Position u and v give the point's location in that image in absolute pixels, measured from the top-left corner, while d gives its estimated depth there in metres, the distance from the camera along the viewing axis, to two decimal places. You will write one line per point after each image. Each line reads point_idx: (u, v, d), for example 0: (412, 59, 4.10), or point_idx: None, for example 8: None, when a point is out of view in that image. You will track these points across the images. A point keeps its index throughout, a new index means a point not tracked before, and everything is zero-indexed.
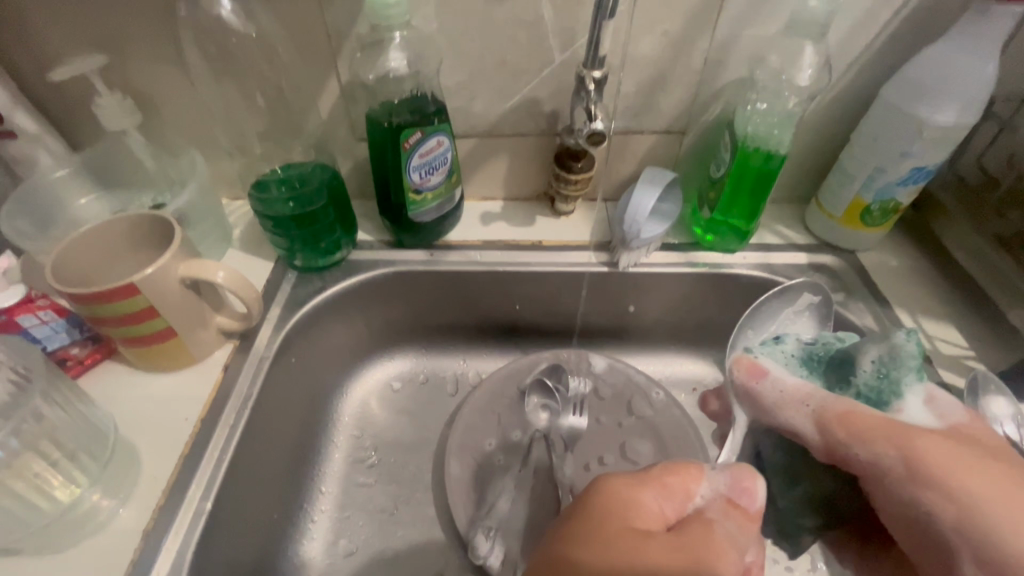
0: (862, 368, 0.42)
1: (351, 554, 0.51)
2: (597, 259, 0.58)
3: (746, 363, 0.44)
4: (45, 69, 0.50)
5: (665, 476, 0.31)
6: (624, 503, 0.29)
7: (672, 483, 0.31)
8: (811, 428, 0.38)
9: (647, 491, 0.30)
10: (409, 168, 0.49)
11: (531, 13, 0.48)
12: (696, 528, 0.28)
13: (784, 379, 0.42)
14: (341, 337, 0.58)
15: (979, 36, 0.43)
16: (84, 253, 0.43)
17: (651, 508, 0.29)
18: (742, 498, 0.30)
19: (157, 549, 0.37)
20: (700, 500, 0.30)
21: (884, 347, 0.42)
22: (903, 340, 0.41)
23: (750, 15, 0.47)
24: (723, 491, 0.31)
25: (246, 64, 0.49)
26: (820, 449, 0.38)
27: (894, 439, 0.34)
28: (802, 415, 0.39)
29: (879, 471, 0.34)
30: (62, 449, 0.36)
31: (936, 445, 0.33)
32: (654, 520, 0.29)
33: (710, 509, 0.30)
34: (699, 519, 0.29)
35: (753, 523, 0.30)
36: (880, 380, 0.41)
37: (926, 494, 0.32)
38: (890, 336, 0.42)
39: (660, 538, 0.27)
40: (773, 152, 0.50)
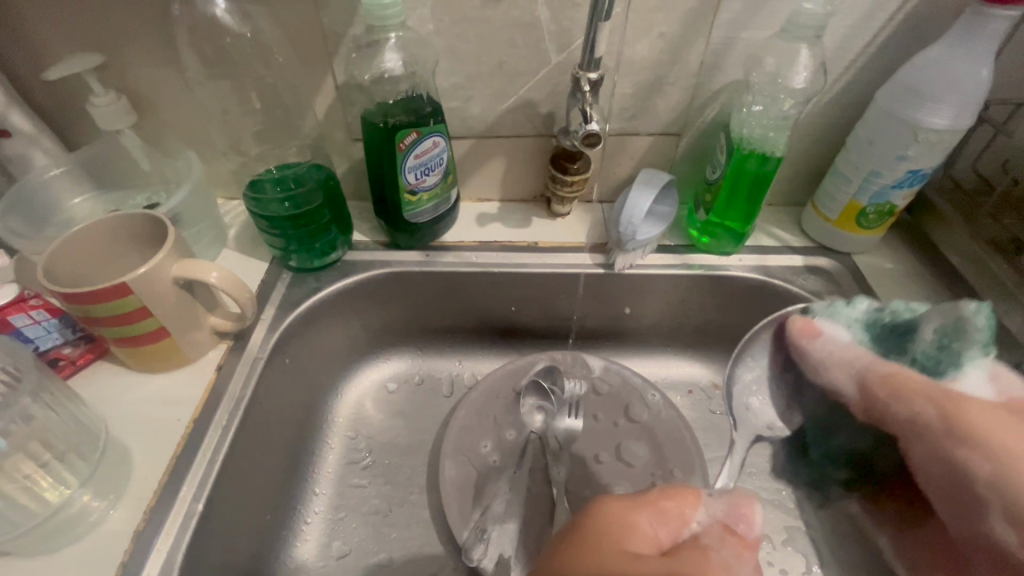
0: (922, 335, 0.38)
1: (344, 556, 0.50)
2: (593, 261, 0.58)
3: (801, 321, 0.40)
4: (40, 68, 0.50)
5: (662, 500, 0.30)
6: (618, 528, 0.29)
7: (666, 507, 0.30)
8: (861, 391, 0.37)
9: (642, 515, 0.29)
10: (404, 169, 0.49)
11: (527, 14, 0.48)
12: (690, 551, 0.27)
13: (836, 340, 0.39)
14: (336, 338, 0.58)
15: (973, 40, 0.43)
16: (77, 253, 0.43)
17: (645, 533, 0.29)
18: (740, 524, 0.30)
19: (148, 549, 0.37)
20: (698, 526, 0.29)
21: (950, 315, 0.37)
22: (973, 312, 0.36)
23: (747, 18, 0.48)
24: (720, 516, 0.30)
25: (242, 65, 0.49)
26: (861, 408, 0.37)
27: (931, 396, 0.33)
28: (853, 378, 0.37)
29: (915, 427, 0.33)
30: (52, 450, 0.36)
31: (978, 402, 0.31)
32: (647, 545, 0.28)
33: (706, 536, 0.29)
34: (694, 543, 0.28)
35: (752, 551, 0.29)
36: (941, 351, 0.37)
37: (963, 450, 0.30)
38: (955, 307, 0.37)
39: (652, 562, 0.26)
40: (769, 154, 0.49)
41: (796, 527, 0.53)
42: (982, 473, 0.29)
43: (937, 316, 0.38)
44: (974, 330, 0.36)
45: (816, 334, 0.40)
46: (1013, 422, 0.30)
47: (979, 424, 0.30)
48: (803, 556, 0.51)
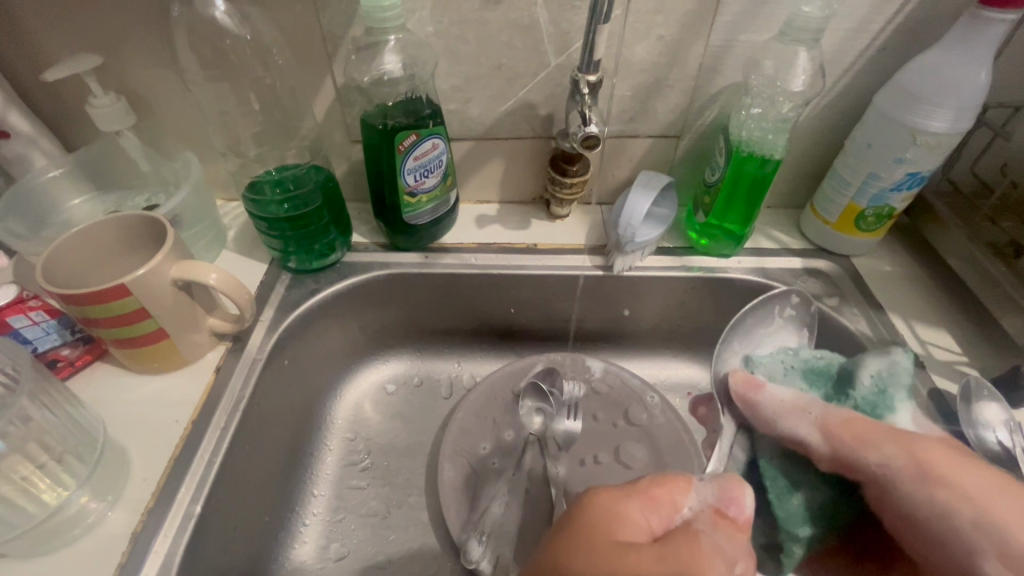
0: (860, 379, 0.45)
1: (343, 557, 0.50)
2: (592, 263, 0.58)
3: (742, 376, 0.47)
4: (39, 69, 0.50)
5: (652, 488, 0.30)
6: (609, 517, 0.29)
7: (657, 495, 0.30)
8: (823, 437, 0.39)
9: (632, 503, 0.29)
10: (404, 171, 0.49)
11: (526, 16, 0.48)
12: (681, 538, 0.27)
13: (777, 391, 0.45)
14: (335, 339, 0.58)
15: (971, 44, 0.44)
16: (76, 255, 0.43)
17: (637, 522, 0.29)
18: (730, 508, 0.29)
19: (147, 552, 0.37)
20: (689, 511, 0.29)
21: (880, 363, 0.45)
22: (900, 357, 0.45)
23: (746, 20, 0.48)
24: (711, 501, 0.30)
25: (242, 66, 0.49)
26: (827, 458, 0.39)
27: (894, 439, 0.36)
28: (807, 424, 0.41)
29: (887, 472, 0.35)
30: (50, 452, 0.36)
31: (931, 443, 0.34)
32: (639, 533, 0.28)
33: (698, 521, 0.29)
34: (686, 529, 0.28)
35: (743, 534, 0.29)
36: (879, 393, 0.44)
37: (940, 494, 0.32)
38: (873, 359, 0.46)
39: (643, 552, 0.26)
40: (768, 157, 0.50)
41: None
42: (962, 518, 0.31)
43: (869, 366, 0.45)
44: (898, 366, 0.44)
45: (758, 387, 0.46)
46: (979, 469, 0.32)
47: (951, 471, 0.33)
48: None
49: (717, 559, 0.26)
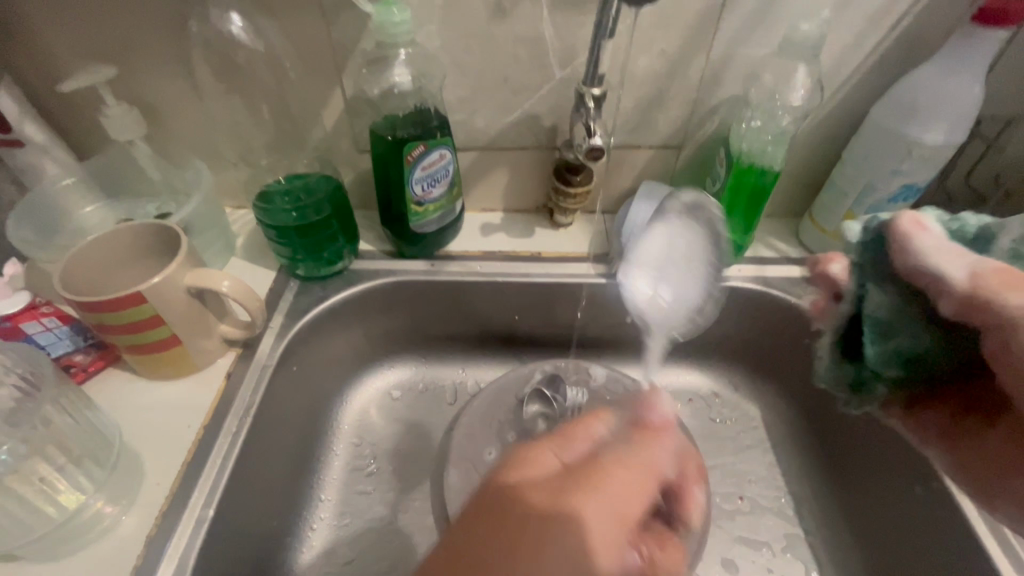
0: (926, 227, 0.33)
1: (350, 562, 0.51)
2: (595, 271, 0.59)
3: (911, 217, 0.31)
4: (54, 80, 0.51)
5: (572, 430, 0.33)
6: (523, 459, 0.31)
7: (572, 432, 0.32)
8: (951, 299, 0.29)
9: (551, 450, 0.31)
10: (412, 181, 0.50)
11: (532, 31, 0.49)
12: (596, 463, 0.30)
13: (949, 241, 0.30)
14: (342, 346, 0.59)
15: (964, 59, 0.45)
16: (91, 262, 0.43)
17: (549, 461, 0.31)
18: (647, 416, 0.33)
19: (160, 554, 0.37)
20: (606, 433, 0.32)
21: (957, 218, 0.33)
22: None
23: (745, 35, 0.49)
24: (626, 421, 0.33)
25: (254, 78, 0.50)
26: (952, 303, 0.29)
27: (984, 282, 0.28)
28: (943, 277, 0.29)
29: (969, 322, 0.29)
30: (68, 455, 0.37)
31: None
32: (552, 467, 0.30)
33: (614, 442, 0.31)
34: (602, 451, 0.31)
35: (662, 434, 0.32)
36: None
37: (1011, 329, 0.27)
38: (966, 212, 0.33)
39: (564, 481, 0.29)
40: (767, 169, 0.51)
41: (794, 533, 0.54)
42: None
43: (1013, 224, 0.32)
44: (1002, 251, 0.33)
45: (925, 227, 0.30)
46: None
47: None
48: (803, 562, 0.52)
49: (631, 470, 0.30)
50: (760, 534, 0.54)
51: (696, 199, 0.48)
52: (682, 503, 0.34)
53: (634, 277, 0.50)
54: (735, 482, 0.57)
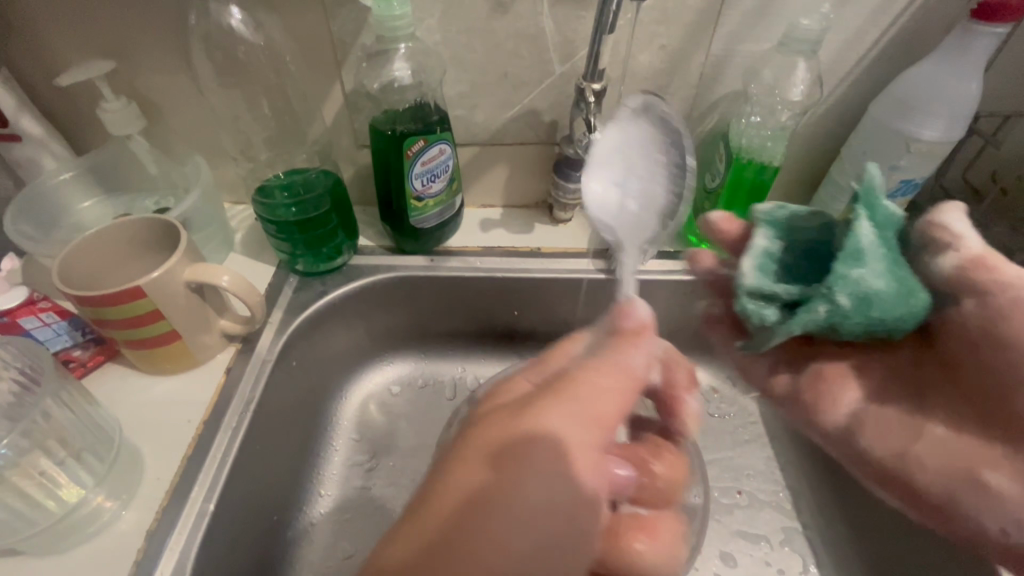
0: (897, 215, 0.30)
1: (350, 557, 0.51)
2: (595, 266, 0.59)
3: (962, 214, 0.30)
4: (51, 74, 0.51)
5: (550, 356, 0.34)
6: (506, 387, 0.32)
7: (550, 357, 0.34)
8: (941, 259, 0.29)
9: (528, 372, 0.33)
10: (412, 176, 0.50)
11: (532, 26, 0.49)
12: (575, 372, 0.30)
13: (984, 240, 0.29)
14: (342, 341, 0.59)
15: (962, 55, 0.45)
16: (89, 257, 0.43)
17: (524, 383, 0.32)
18: (622, 326, 0.33)
19: (161, 549, 0.37)
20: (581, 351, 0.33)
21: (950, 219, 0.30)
22: None
23: (745, 31, 0.49)
24: (601, 336, 0.34)
25: (253, 72, 0.50)
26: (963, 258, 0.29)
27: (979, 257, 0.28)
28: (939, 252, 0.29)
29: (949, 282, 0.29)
30: (68, 449, 0.36)
31: None
32: (526, 386, 0.31)
33: (586, 353, 0.33)
34: (578, 363, 0.31)
35: (642, 340, 0.32)
36: None
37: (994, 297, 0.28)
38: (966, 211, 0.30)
39: (543, 392, 0.30)
40: (767, 164, 0.52)
41: (792, 527, 0.54)
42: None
43: None
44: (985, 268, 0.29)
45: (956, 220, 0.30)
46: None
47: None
48: (800, 555, 0.53)
49: (605, 373, 0.30)
50: (758, 528, 0.54)
51: (642, 99, 0.43)
52: (674, 412, 0.40)
53: (593, 179, 0.43)
54: (733, 477, 0.57)
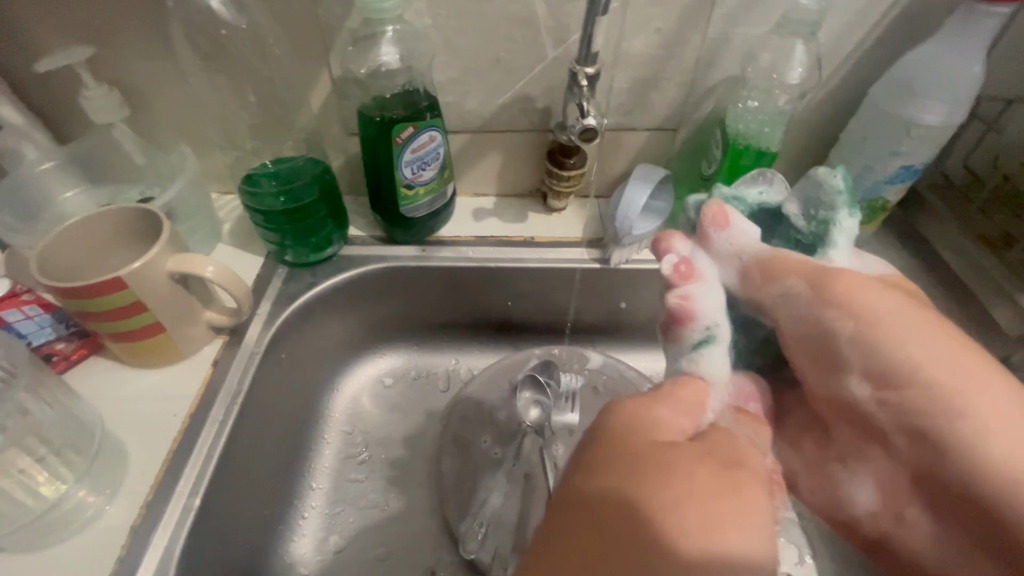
0: (789, 213, 0.38)
1: (342, 550, 0.50)
2: (589, 256, 0.58)
3: (714, 210, 0.36)
4: (30, 60, 0.49)
5: (679, 390, 0.30)
6: (643, 423, 0.28)
7: (684, 396, 0.30)
8: (739, 280, 0.35)
9: (663, 407, 0.29)
10: (401, 164, 0.49)
11: (524, 8, 0.47)
12: (719, 437, 0.28)
13: (745, 236, 0.35)
14: (333, 333, 0.58)
15: (965, 36, 0.44)
16: (69, 247, 0.42)
17: (671, 424, 0.29)
18: None
19: (145, 545, 0.37)
20: (714, 412, 0.31)
21: (811, 183, 0.37)
22: (828, 175, 0.36)
23: (743, 14, 0.48)
24: (735, 403, 0.33)
25: (238, 58, 0.49)
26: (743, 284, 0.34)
27: (807, 274, 0.32)
28: (734, 269, 0.35)
29: (789, 305, 0.32)
30: (48, 446, 0.36)
31: (900, 312, 0.30)
32: (674, 433, 0.28)
33: (727, 420, 0.31)
34: (717, 429, 0.29)
35: (768, 430, 0.33)
36: (816, 225, 0.36)
37: (831, 314, 0.30)
38: (820, 170, 0.36)
39: (689, 449, 0.27)
40: (764, 150, 0.51)
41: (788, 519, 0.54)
42: (844, 334, 0.30)
43: (813, 195, 0.36)
44: (844, 222, 0.35)
45: (726, 224, 0.35)
46: (914, 322, 0.29)
47: (887, 333, 0.29)
48: (796, 547, 0.52)
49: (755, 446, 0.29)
50: None
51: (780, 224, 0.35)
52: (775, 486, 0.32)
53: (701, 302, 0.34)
54: None
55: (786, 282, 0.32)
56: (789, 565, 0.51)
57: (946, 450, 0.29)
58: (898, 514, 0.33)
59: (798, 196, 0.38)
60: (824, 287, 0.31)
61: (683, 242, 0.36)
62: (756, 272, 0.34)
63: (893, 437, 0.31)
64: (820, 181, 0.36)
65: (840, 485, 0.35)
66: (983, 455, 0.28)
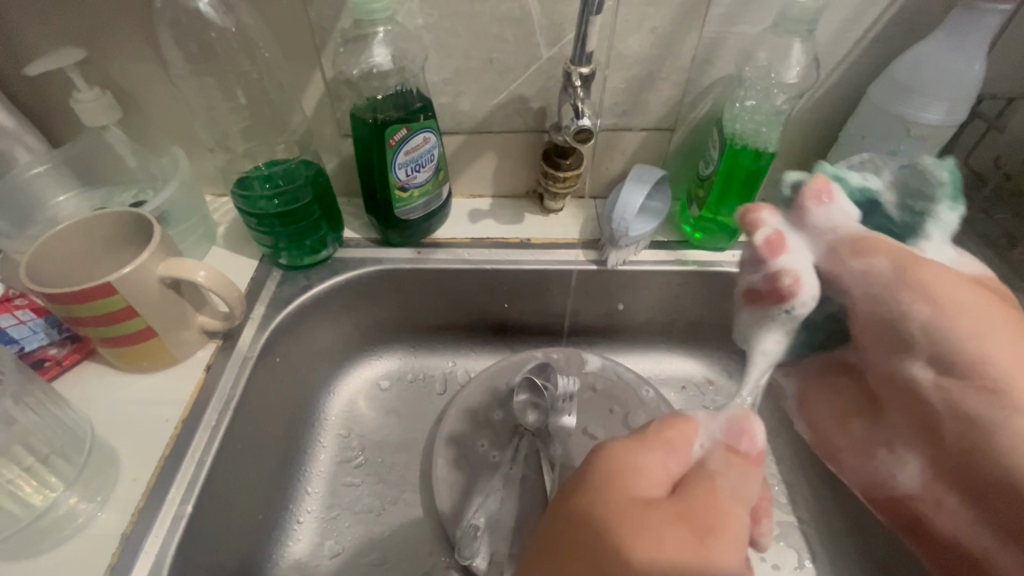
0: (885, 200, 0.39)
1: (337, 555, 0.50)
2: (586, 257, 0.58)
3: (818, 183, 0.37)
4: (20, 63, 0.49)
5: (666, 432, 0.31)
6: (627, 473, 0.28)
7: (672, 437, 0.30)
8: (826, 258, 0.36)
9: (650, 453, 0.29)
10: (395, 166, 0.48)
11: (518, 8, 0.47)
12: (699, 486, 0.28)
13: (846, 212, 0.37)
14: (329, 336, 0.58)
15: (965, 34, 0.43)
16: (60, 252, 0.42)
17: (656, 471, 0.29)
18: (742, 443, 0.30)
19: (137, 553, 0.37)
20: (700, 449, 0.30)
21: (913, 173, 0.38)
22: (933, 167, 0.37)
23: (738, 12, 0.47)
24: (721, 437, 0.30)
25: (228, 60, 0.48)
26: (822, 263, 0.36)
27: (892, 255, 0.34)
28: (825, 241, 0.36)
29: (866, 280, 0.34)
30: (35, 454, 0.35)
31: (970, 299, 0.31)
32: (656, 484, 0.28)
33: (711, 461, 0.29)
34: (700, 472, 0.29)
35: (757, 467, 0.30)
36: (909, 212, 0.38)
37: (908, 297, 0.33)
38: (928, 162, 0.37)
39: (664, 507, 0.27)
40: (762, 149, 0.50)
41: (787, 522, 0.53)
42: (918, 320, 0.32)
43: (935, 188, 0.37)
44: (943, 215, 0.37)
45: (827, 198, 0.37)
46: (985, 318, 0.31)
47: (960, 324, 0.31)
48: (795, 550, 0.52)
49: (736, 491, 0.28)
50: None
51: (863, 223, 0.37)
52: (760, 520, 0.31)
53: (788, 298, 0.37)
54: None
55: (870, 258, 0.34)
56: (788, 568, 0.51)
57: (996, 443, 0.30)
58: (936, 500, 0.34)
59: (897, 182, 0.39)
60: (906, 269, 0.33)
61: (772, 215, 0.38)
62: (844, 247, 0.35)
63: (944, 422, 0.32)
64: (927, 172, 0.37)
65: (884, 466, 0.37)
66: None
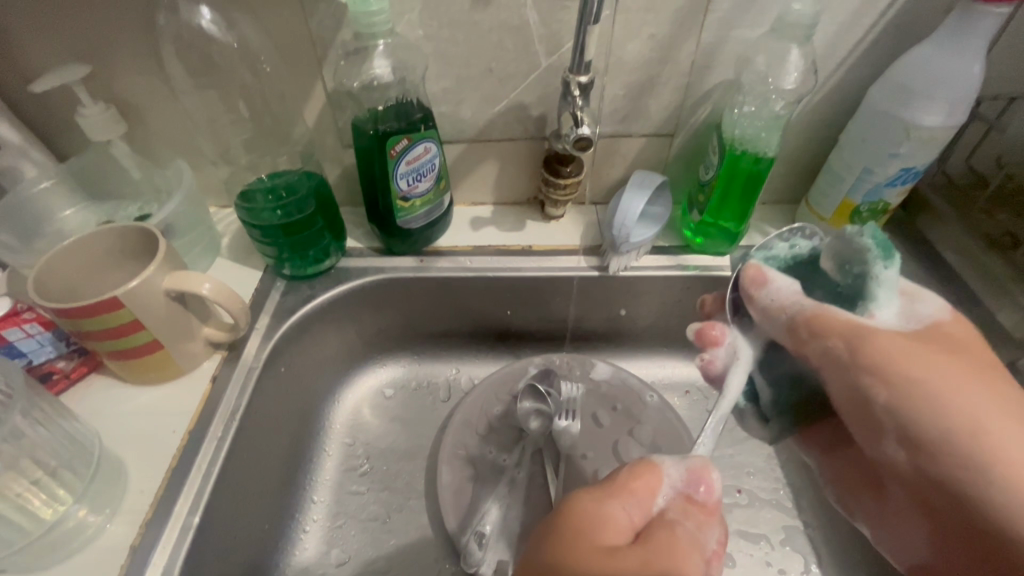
0: (827, 268, 0.39)
1: (344, 563, 0.50)
2: (587, 263, 0.58)
3: (752, 269, 0.39)
4: (27, 80, 0.49)
5: (632, 481, 0.31)
6: (592, 521, 0.29)
7: (637, 486, 0.30)
8: (788, 335, 0.37)
9: (617, 502, 0.30)
10: (397, 175, 0.48)
11: (517, 17, 0.47)
12: (660, 536, 0.28)
13: (790, 289, 0.38)
14: (332, 345, 0.58)
15: (964, 37, 0.43)
16: (66, 268, 0.42)
17: (620, 520, 0.29)
18: (699, 491, 0.31)
19: (144, 564, 0.37)
20: (661, 501, 0.31)
21: (841, 242, 0.38)
22: (856, 234, 0.37)
23: (737, 17, 0.47)
24: (681, 487, 0.31)
25: (230, 74, 0.49)
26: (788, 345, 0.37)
27: (846, 335, 0.34)
28: (783, 322, 0.37)
29: (829, 361, 0.35)
30: (44, 467, 0.36)
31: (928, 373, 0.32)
32: (621, 532, 0.29)
33: (671, 510, 0.30)
34: (662, 522, 0.29)
35: (712, 517, 0.30)
36: (852, 279, 0.37)
37: (867, 380, 0.33)
38: (849, 230, 0.37)
39: (628, 554, 0.27)
40: (761, 154, 0.50)
41: (793, 526, 0.53)
42: (879, 399, 0.33)
43: (854, 258, 0.37)
44: (882, 275, 0.36)
45: (765, 283, 0.38)
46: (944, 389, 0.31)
47: (917, 400, 0.32)
48: (801, 555, 0.52)
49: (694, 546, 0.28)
50: (758, 526, 0.54)
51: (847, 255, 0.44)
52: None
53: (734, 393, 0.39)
54: (733, 474, 0.56)
55: (829, 340, 0.34)
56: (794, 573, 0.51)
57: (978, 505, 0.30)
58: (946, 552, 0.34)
59: (830, 254, 0.39)
60: (859, 350, 0.33)
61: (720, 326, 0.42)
62: (801, 328, 0.36)
63: (929, 487, 0.33)
64: (849, 240, 0.37)
65: (902, 524, 0.37)
66: (1005, 525, 0.29)
